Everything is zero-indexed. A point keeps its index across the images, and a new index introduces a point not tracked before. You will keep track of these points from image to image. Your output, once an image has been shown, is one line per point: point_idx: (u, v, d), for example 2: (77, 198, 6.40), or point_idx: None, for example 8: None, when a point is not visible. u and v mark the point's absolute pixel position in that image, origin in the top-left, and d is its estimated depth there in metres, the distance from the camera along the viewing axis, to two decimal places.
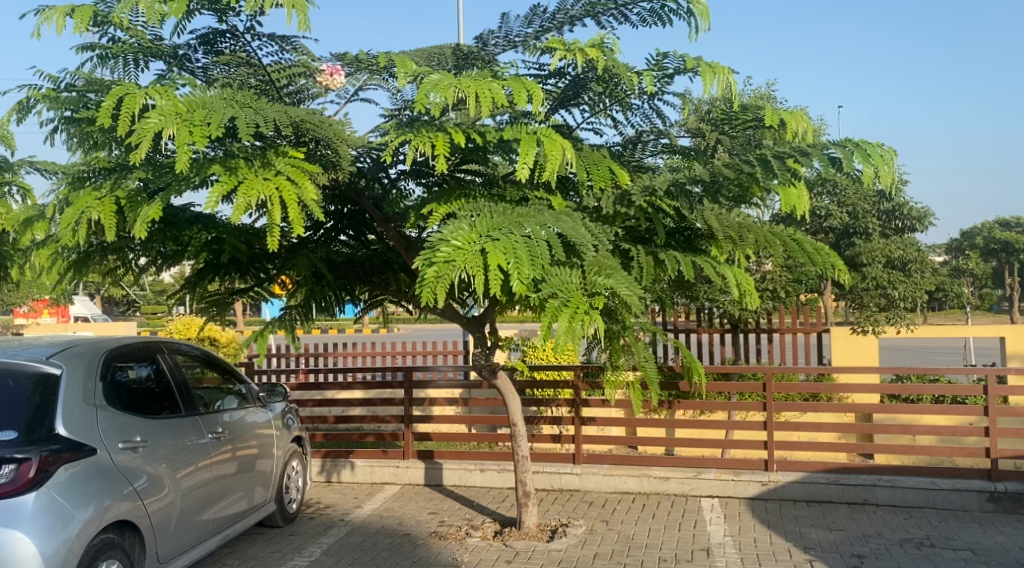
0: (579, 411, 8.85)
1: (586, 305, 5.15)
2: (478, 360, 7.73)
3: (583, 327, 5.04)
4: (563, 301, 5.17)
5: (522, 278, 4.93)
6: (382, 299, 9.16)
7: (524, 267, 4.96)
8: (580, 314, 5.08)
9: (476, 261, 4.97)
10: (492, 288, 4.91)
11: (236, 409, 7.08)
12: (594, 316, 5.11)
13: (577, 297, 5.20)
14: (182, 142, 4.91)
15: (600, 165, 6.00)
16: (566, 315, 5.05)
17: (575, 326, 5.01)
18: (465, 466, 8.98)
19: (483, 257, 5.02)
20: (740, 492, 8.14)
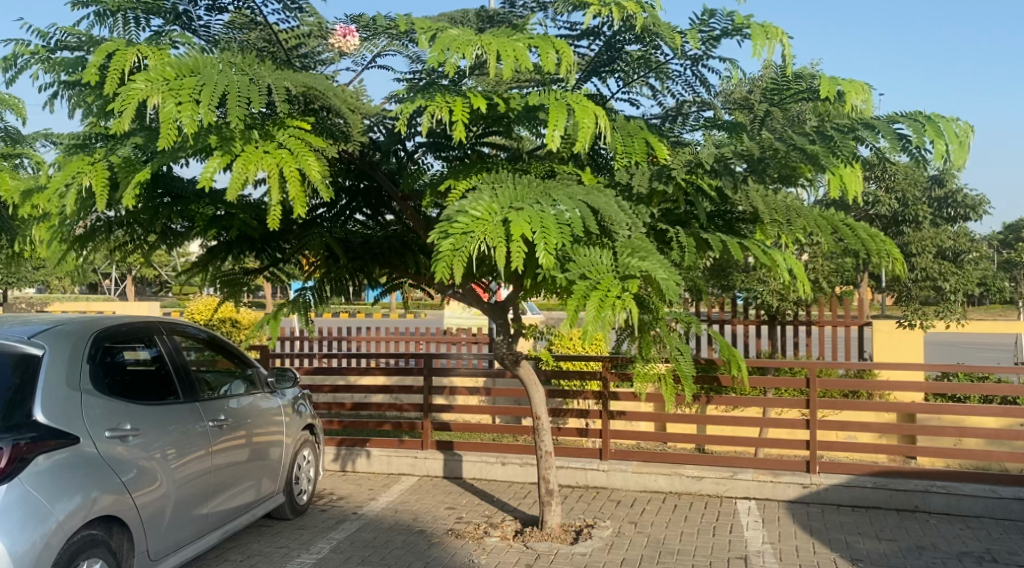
0: (607, 405, 8.36)
1: (617, 289, 4.64)
2: (501, 349, 7.27)
3: (614, 311, 4.53)
4: (591, 284, 4.68)
5: (548, 251, 4.45)
6: (403, 282, 8.66)
7: (551, 240, 4.48)
8: (611, 299, 4.58)
9: (498, 233, 4.51)
10: (514, 262, 4.45)
11: (243, 394, 6.69)
12: (627, 301, 4.60)
13: (608, 280, 4.70)
14: (168, 116, 4.49)
15: (635, 138, 5.49)
16: (595, 299, 4.55)
17: (605, 311, 4.51)
18: (486, 459, 8.53)
19: (505, 230, 4.56)
20: (779, 494, 7.63)
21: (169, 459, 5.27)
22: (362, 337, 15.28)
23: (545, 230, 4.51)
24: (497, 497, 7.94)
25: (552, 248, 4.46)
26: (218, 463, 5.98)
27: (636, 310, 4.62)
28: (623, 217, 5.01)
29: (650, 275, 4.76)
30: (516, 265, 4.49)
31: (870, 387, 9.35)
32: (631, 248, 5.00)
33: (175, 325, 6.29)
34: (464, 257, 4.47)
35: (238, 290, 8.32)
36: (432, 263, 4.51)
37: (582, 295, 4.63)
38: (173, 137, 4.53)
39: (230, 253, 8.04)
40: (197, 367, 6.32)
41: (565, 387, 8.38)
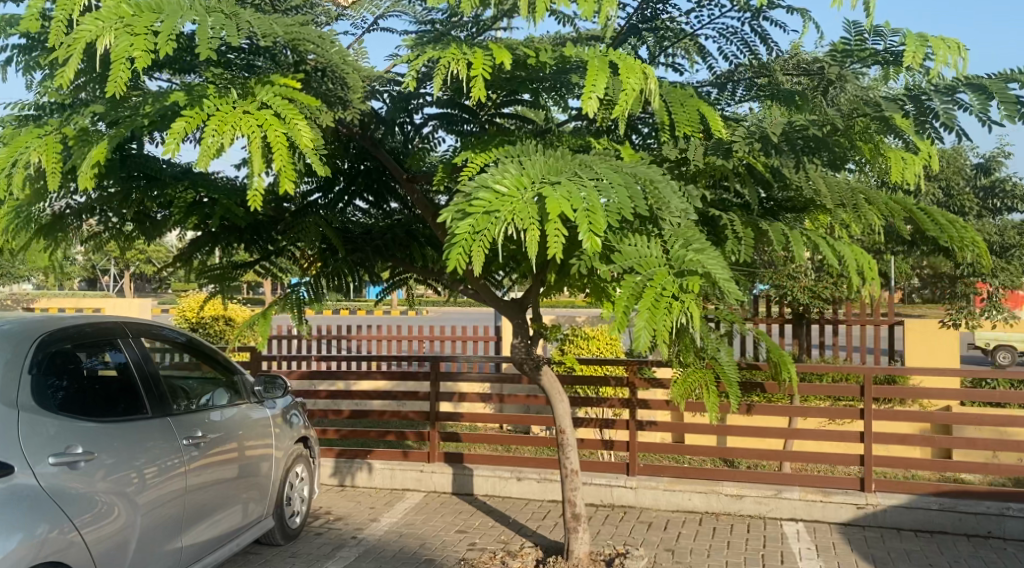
0: (635, 414, 7.49)
1: (673, 287, 3.81)
2: (517, 354, 6.40)
3: (669, 316, 3.71)
4: (641, 280, 3.86)
5: (591, 234, 3.61)
6: (408, 276, 7.91)
7: (596, 222, 3.65)
8: (666, 300, 3.75)
9: (529, 213, 3.70)
10: (551, 250, 3.64)
11: (226, 404, 5.85)
12: (686, 302, 3.77)
13: (662, 275, 3.87)
14: (121, 55, 3.71)
15: (686, 107, 4.67)
16: (648, 299, 3.73)
17: (658, 316, 3.68)
18: (500, 474, 7.71)
19: (539, 208, 3.76)
20: (831, 516, 6.81)
21: (131, 482, 4.42)
22: (362, 336, 14.45)
23: (588, 208, 3.70)
24: (514, 517, 7.12)
25: (596, 230, 3.62)
26: (200, 482, 5.14)
27: (697, 314, 3.78)
28: (676, 200, 4.15)
29: (714, 268, 3.91)
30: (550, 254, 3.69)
31: (921, 394, 8.51)
32: (686, 235, 4.16)
33: (145, 326, 5.46)
34: (487, 241, 3.68)
35: (228, 286, 7.50)
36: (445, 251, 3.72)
37: (630, 293, 3.81)
38: (125, 82, 3.75)
39: (217, 246, 7.23)
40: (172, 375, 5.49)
41: (588, 394, 7.56)
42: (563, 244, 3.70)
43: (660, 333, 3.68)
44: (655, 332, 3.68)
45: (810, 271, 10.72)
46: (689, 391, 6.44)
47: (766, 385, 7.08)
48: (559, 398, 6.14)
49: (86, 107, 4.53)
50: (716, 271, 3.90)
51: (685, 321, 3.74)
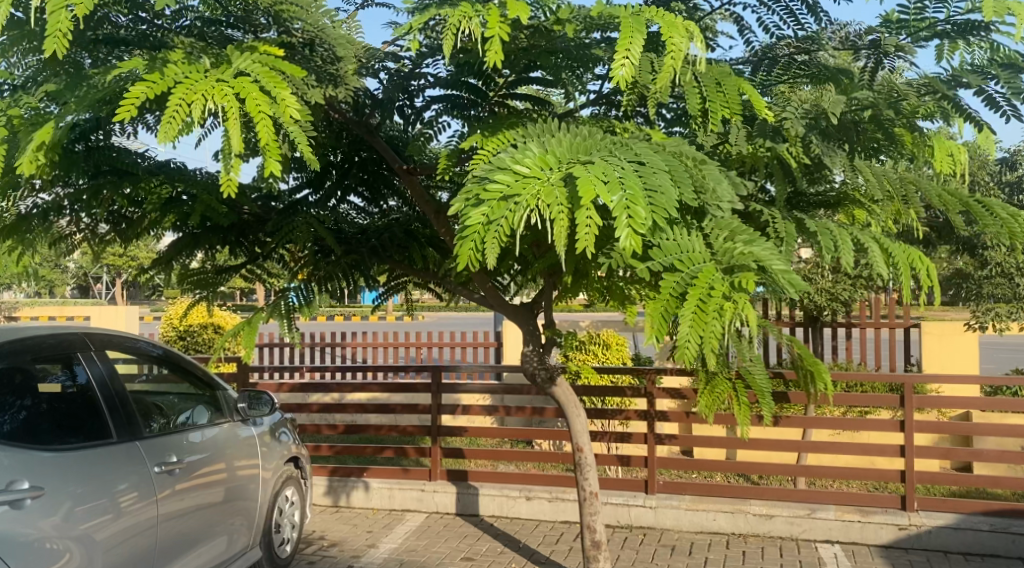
0: (653, 426, 6.96)
1: (726, 286, 3.22)
2: (529, 363, 5.86)
3: (721, 319, 3.12)
4: (685, 277, 3.30)
5: (632, 231, 3.11)
6: (408, 280, 7.36)
7: (637, 207, 3.15)
8: (716, 301, 3.17)
9: (560, 200, 3.24)
10: (585, 241, 3.15)
11: (207, 423, 5.28)
12: (741, 303, 3.16)
13: (709, 272, 3.30)
14: (60, 6, 3.58)
15: (725, 85, 4.09)
16: (694, 299, 3.17)
17: (709, 321, 3.11)
18: (508, 493, 7.14)
19: (570, 192, 3.30)
20: (870, 537, 6.25)
21: (80, 519, 3.95)
22: (356, 345, 13.85)
23: (629, 191, 3.19)
24: (524, 542, 6.56)
25: (639, 216, 3.13)
26: (181, 509, 4.69)
27: (753, 316, 3.18)
28: (721, 187, 3.61)
29: (769, 263, 3.33)
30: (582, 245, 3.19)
31: (955, 404, 7.97)
32: (733, 229, 3.62)
33: (112, 338, 4.86)
34: (508, 231, 3.25)
35: (212, 291, 6.89)
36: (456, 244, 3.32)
37: (672, 294, 3.26)
38: (65, 35, 3.59)
39: (198, 248, 6.61)
40: (141, 393, 4.92)
41: (602, 406, 7.00)
42: (595, 232, 3.19)
43: (710, 337, 3.11)
44: (704, 337, 3.11)
45: (828, 272, 10.18)
46: (718, 403, 5.90)
47: (798, 395, 6.51)
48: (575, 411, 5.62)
49: (40, 87, 3.98)
50: (774, 266, 3.33)
51: (739, 325, 3.16)
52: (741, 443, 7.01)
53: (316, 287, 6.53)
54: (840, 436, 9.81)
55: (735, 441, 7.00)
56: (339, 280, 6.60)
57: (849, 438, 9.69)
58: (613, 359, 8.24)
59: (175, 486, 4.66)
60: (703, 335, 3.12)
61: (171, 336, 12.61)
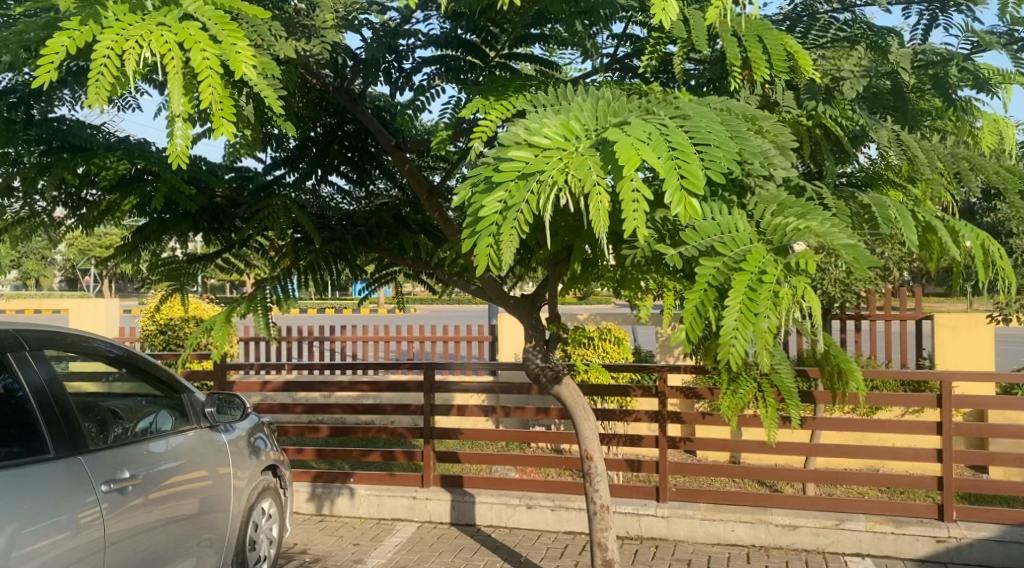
0: (666, 429, 6.41)
1: (779, 271, 2.81)
2: (531, 362, 5.26)
3: (774, 309, 2.74)
4: (729, 260, 2.89)
5: (686, 197, 2.71)
6: (397, 270, 6.77)
7: (689, 167, 2.75)
8: (769, 289, 2.76)
9: (600, 200, 2.76)
10: (631, 226, 2.73)
11: (171, 431, 4.72)
12: (801, 290, 2.75)
13: (758, 254, 2.87)
14: None
15: (767, 41, 3.52)
16: (743, 288, 2.76)
17: (757, 316, 2.73)
18: (508, 501, 6.59)
19: (610, 163, 2.84)
20: (904, 551, 5.71)
21: (10, 548, 3.43)
22: (345, 339, 13.26)
23: (687, 173, 2.74)
24: (526, 556, 6.02)
25: (694, 178, 2.73)
26: (151, 521, 4.27)
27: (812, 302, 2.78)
28: (772, 155, 3.15)
29: (828, 236, 2.87)
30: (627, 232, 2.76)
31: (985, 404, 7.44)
32: (777, 200, 3.13)
33: (56, 335, 4.27)
34: (531, 217, 2.82)
35: (185, 283, 6.27)
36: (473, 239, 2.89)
37: (712, 283, 2.87)
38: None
39: (167, 235, 6.02)
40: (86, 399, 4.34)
41: (610, 407, 6.45)
42: (644, 210, 2.76)
43: (759, 333, 2.75)
44: (754, 332, 2.76)
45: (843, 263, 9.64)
46: (740, 407, 5.37)
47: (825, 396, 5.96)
48: (583, 415, 5.01)
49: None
50: (833, 241, 2.86)
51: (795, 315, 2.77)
52: (760, 448, 6.46)
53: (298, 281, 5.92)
54: (855, 437, 9.28)
55: (755, 445, 6.45)
56: (321, 272, 6.00)
57: (865, 439, 9.17)
58: (618, 356, 7.68)
59: (141, 497, 4.23)
60: (751, 328, 2.76)
61: (150, 329, 11.99)
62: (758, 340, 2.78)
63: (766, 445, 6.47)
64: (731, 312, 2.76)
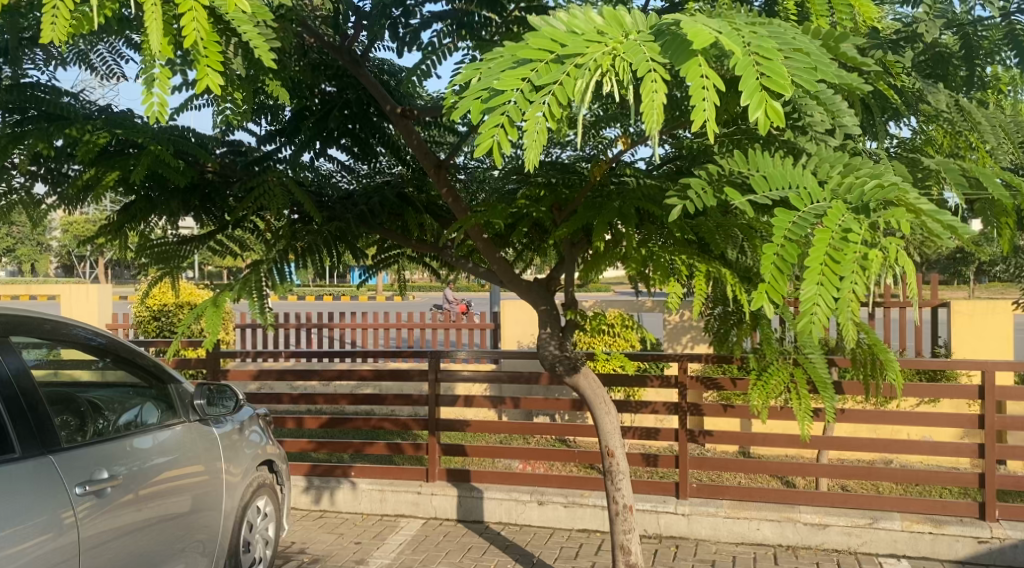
0: (685, 422, 6.05)
1: (867, 231, 2.61)
2: (546, 350, 4.87)
3: (862, 275, 2.54)
4: (806, 215, 2.71)
5: (766, 102, 2.45)
6: (399, 253, 6.38)
7: (779, 70, 2.46)
8: (856, 252, 2.55)
9: (656, 85, 2.49)
10: (695, 119, 2.49)
11: (156, 425, 4.34)
12: (891, 255, 2.58)
13: (838, 211, 2.68)
14: None
15: None
16: (824, 247, 2.55)
17: (839, 280, 2.53)
18: (518, 497, 6.22)
19: (674, 52, 2.59)
20: (942, 552, 5.38)
21: None
22: (344, 326, 12.87)
23: (769, 71, 2.46)
24: (540, 556, 5.66)
25: (781, 77, 2.44)
26: (139, 520, 3.94)
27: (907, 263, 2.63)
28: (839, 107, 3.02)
29: (914, 197, 2.71)
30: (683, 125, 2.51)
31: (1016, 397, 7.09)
32: (843, 160, 3.00)
33: (25, 320, 3.88)
34: (560, 101, 2.55)
35: (176, 265, 5.83)
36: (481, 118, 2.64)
37: (790, 239, 2.65)
38: None
39: (155, 214, 5.62)
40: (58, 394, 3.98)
41: (626, 398, 6.07)
42: (714, 116, 2.51)
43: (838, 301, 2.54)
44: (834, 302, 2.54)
45: None
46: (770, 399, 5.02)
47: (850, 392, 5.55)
48: (604, 411, 4.68)
49: None
50: (920, 206, 2.70)
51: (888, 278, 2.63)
52: (786, 441, 6.09)
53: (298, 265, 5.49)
54: (875, 430, 8.92)
55: (781, 439, 6.08)
56: (320, 254, 5.59)
57: (885, 432, 8.82)
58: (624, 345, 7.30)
59: (128, 495, 3.89)
60: (832, 294, 2.55)
61: (142, 316, 11.58)
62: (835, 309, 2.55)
63: (792, 439, 6.10)
64: (811, 276, 2.55)
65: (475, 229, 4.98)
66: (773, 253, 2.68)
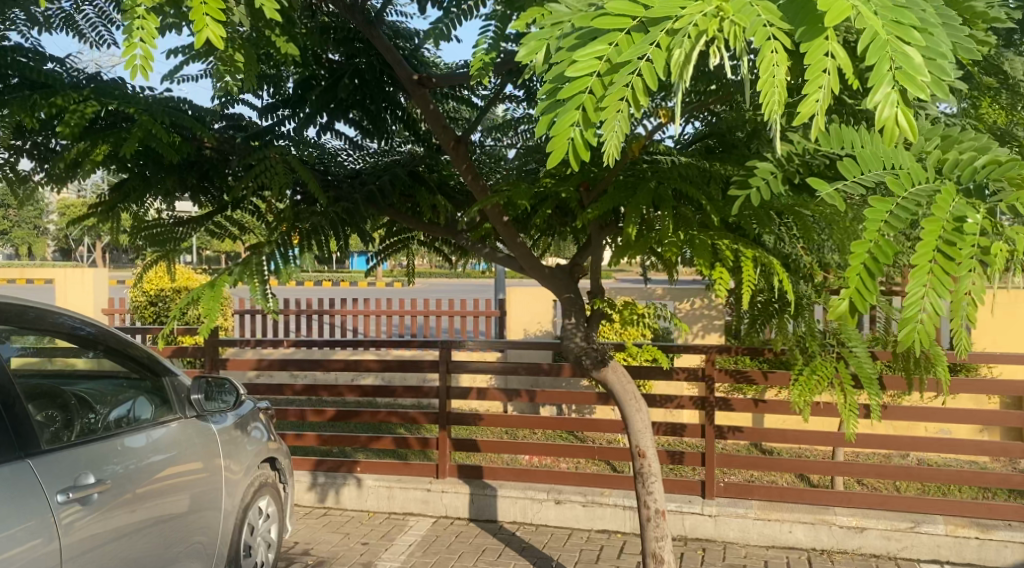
0: (712, 417, 5.72)
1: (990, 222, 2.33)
2: (571, 342, 4.53)
3: (982, 274, 2.26)
4: (904, 203, 2.45)
5: (896, 87, 2.12)
6: (409, 236, 6.01)
7: (910, 45, 2.14)
8: (972, 243, 2.27)
9: (776, 58, 2.21)
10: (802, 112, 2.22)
11: (151, 421, 3.98)
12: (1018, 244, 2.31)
13: (949, 196, 2.40)
14: None
15: None
16: (934, 239, 2.28)
17: (953, 276, 2.25)
18: (534, 495, 5.89)
19: (791, 16, 2.30)
20: (989, 559, 5.06)
21: None
22: (345, 312, 12.52)
23: (903, 61, 2.12)
24: (559, 559, 5.33)
25: (915, 65, 2.11)
26: (136, 522, 3.61)
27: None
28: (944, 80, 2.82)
29: None
30: (802, 113, 2.24)
31: None
32: (942, 132, 2.82)
33: (6, 307, 3.51)
34: (647, 83, 2.30)
35: (172, 248, 5.45)
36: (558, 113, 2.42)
37: (885, 234, 2.40)
38: None
39: (150, 193, 5.25)
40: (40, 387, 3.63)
41: (649, 392, 5.73)
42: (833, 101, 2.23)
43: (951, 300, 2.25)
44: (945, 303, 2.25)
45: None
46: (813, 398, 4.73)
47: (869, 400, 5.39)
48: (635, 409, 4.33)
49: None
50: None
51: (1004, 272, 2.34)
52: (820, 438, 5.76)
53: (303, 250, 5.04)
54: (897, 425, 8.60)
55: (814, 436, 5.75)
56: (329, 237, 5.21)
57: (907, 427, 8.51)
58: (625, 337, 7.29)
59: (120, 496, 3.54)
60: (944, 294, 2.25)
61: (138, 301, 11.22)
62: (946, 313, 2.27)
63: (825, 436, 5.77)
64: (917, 271, 2.27)
65: (495, 210, 4.61)
66: (870, 244, 2.39)
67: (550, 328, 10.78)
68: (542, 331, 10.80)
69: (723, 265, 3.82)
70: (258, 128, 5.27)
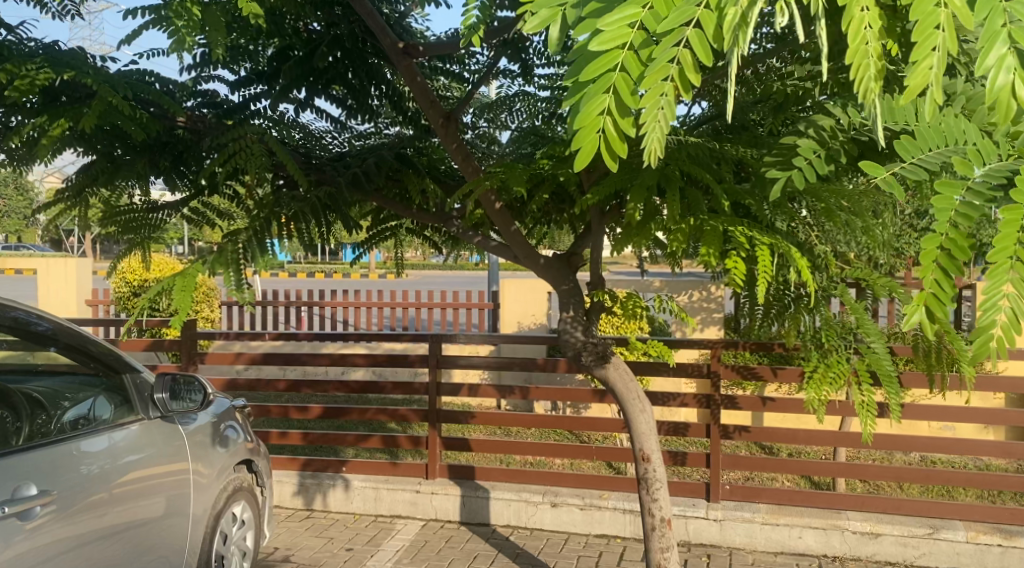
0: (718, 417, 5.41)
1: None
2: (569, 336, 4.21)
3: None
4: (977, 187, 2.18)
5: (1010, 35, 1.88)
6: (397, 225, 5.68)
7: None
8: None
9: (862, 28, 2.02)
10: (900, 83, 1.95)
11: (107, 423, 3.60)
12: None
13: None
14: None
15: None
16: (1015, 232, 2.02)
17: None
18: (529, 498, 5.58)
19: None
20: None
21: None
22: (334, 305, 12.18)
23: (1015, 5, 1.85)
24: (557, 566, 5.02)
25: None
26: (97, 530, 3.31)
27: None
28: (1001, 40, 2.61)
29: None
30: (913, 85, 1.95)
31: None
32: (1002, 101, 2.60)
33: None
34: (697, 55, 2.04)
35: (146, 236, 5.06)
36: (584, 103, 2.15)
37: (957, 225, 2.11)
38: None
39: (120, 177, 4.89)
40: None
41: (651, 389, 5.42)
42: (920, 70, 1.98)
43: None
44: None
45: None
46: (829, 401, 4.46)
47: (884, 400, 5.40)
48: (639, 411, 4.01)
49: None
50: None
51: None
52: (832, 438, 5.45)
53: (284, 239, 4.70)
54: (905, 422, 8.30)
55: (826, 436, 5.44)
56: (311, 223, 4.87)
57: (913, 426, 8.24)
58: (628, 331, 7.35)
59: (70, 507, 3.19)
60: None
61: (121, 292, 10.87)
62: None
63: (837, 436, 5.47)
64: (995, 267, 2.01)
65: (488, 196, 4.25)
66: (942, 239, 2.09)
67: (545, 321, 10.45)
68: (537, 324, 10.47)
69: (739, 254, 3.49)
70: (234, 107, 4.95)
